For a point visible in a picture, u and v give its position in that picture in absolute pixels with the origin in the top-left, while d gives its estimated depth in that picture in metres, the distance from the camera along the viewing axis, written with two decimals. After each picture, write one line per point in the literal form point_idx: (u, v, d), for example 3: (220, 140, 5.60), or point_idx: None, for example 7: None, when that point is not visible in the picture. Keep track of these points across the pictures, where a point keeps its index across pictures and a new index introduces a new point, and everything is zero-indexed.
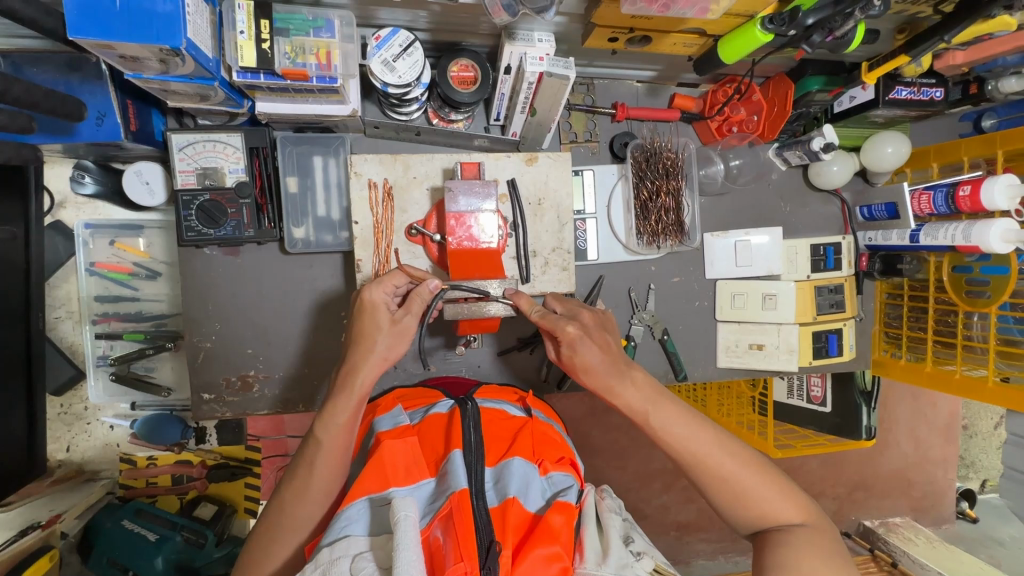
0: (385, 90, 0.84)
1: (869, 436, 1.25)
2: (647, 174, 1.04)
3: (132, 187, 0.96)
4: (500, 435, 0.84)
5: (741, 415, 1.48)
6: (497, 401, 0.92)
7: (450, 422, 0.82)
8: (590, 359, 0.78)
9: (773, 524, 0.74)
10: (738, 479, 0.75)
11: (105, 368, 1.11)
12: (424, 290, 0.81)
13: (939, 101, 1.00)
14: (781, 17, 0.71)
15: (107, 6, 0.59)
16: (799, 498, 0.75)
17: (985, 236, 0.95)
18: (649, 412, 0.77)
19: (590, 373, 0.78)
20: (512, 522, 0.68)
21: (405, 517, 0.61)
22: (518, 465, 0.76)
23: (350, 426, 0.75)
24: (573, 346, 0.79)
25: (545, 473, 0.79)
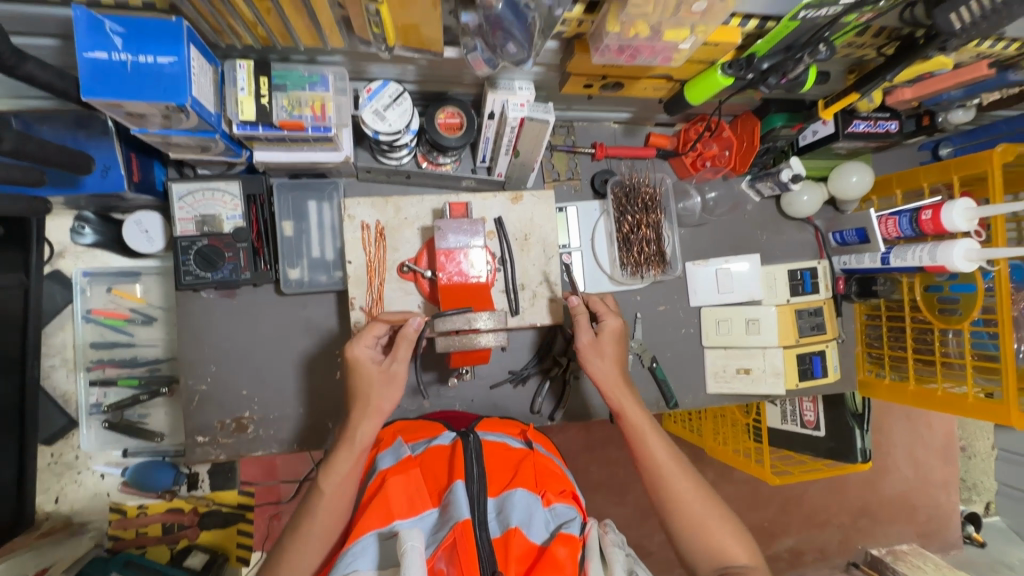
0: (376, 138, 0.90)
1: (865, 459, 1.25)
2: (628, 209, 1.09)
3: (132, 236, 0.99)
4: (502, 466, 0.84)
5: (738, 442, 1.51)
6: (499, 434, 0.91)
7: (453, 454, 0.82)
8: (611, 351, 0.91)
9: (729, 563, 0.76)
10: (700, 508, 0.79)
11: (99, 416, 1.12)
12: (409, 329, 0.83)
13: (894, 133, 1.07)
14: (739, 63, 0.77)
15: (119, 69, 0.64)
16: (753, 546, 0.78)
17: (950, 256, 1.00)
18: (642, 425, 0.86)
19: (609, 362, 0.90)
20: (514, 551, 0.70)
21: (412, 547, 0.63)
22: (521, 496, 0.77)
23: (352, 476, 0.79)
24: (606, 337, 0.91)
25: (548, 505, 0.79)
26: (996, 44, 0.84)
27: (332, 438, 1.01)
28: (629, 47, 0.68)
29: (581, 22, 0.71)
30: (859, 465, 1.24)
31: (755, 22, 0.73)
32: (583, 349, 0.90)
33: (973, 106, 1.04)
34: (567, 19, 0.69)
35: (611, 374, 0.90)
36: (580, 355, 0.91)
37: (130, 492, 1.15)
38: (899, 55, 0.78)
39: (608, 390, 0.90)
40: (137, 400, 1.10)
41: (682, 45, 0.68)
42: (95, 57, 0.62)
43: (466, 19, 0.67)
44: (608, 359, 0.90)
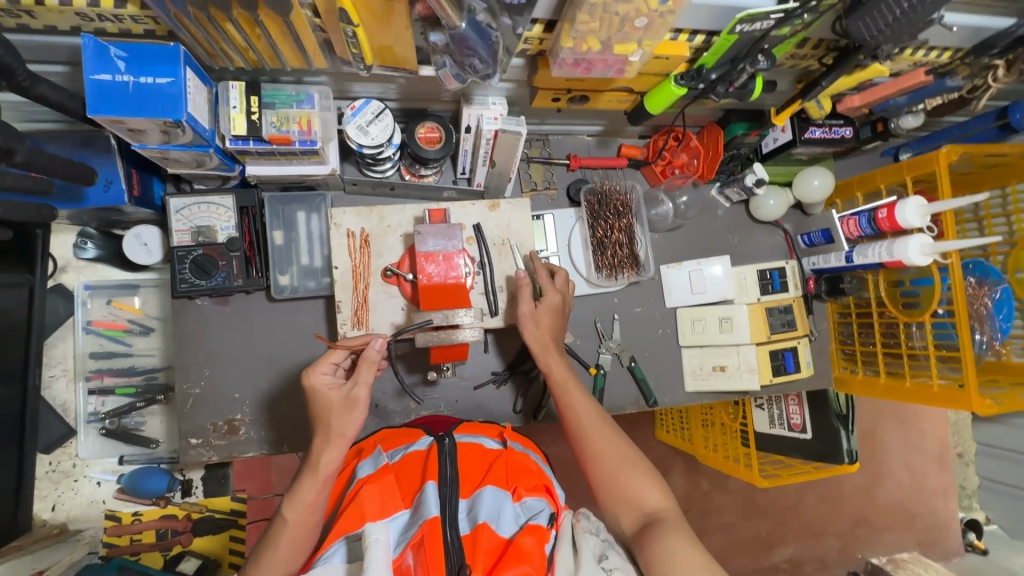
0: (360, 151, 0.96)
1: (852, 460, 1.30)
2: (601, 215, 1.15)
3: (132, 249, 1.05)
4: (475, 464, 0.86)
5: (729, 449, 1.54)
6: (475, 435, 0.94)
7: (428, 458, 0.86)
8: (547, 322, 0.98)
9: (642, 509, 0.79)
10: (616, 456, 0.84)
11: (96, 424, 1.16)
12: (370, 353, 0.86)
13: (849, 138, 1.15)
14: (690, 74, 0.85)
15: (121, 89, 0.70)
16: (669, 495, 0.81)
17: (906, 250, 1.06)
18: (567, 383, 0.92)
19: (543, 330, 0.97)
20: (482, 546, 0.72)
21: (377, 539, 0.65)
22: (491, 493, 0.79)
23: (317, 502, 0.78)
24: (545, 308, 0.98)
25: (518, 500, 0.81)
26: (929, 52, 0.92)
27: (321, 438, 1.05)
28: (584, 60, 0.76)
29: (542, 40, 0.78)
30: (847, 466, 1.29)
31: (701, 37, 0.81)
32: (522, 316, 0.97)
33: (921, 111, 1.08)
34: (528, 37, 0.76)
35: (542, 338, 0.97)
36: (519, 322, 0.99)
37: (126, 498, 1.18)
38: (837, 63, 0.85)
39: (539, 353, 0.96)
40: (133, 408, 1.15)
41: (631, 57, 0.75)
42: (100, 79, 0.69)
43: (435, 39, 0.74)
44: (540, 323, 0.98)
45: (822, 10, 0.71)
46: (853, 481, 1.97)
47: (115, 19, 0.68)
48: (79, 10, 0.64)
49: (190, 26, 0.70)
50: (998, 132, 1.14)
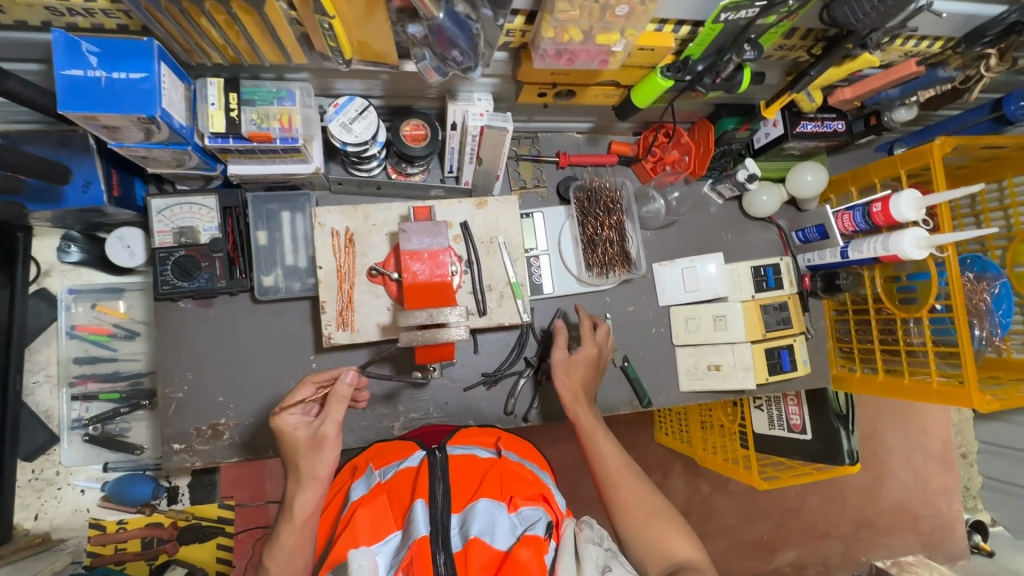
0: (344, 149, 0.95)
1: (853, 461, 1.28)
2: (590, 212, 1.13)
3: (115, 251, 1.03)
4: (469, 478, 0.85)
5: (728, 451, 1.52)
6: (468, 447, 0.94)
7: (418, 475, 0.85)
8: (579, 372, 1.00)
9: (671, 558, 0.77)
10: (644, 506, 0.82)
11: (80, 430, 1.14)
12: (338, 390, 0.80)
13: (842, 132, 1.13)
14: (676, 66, 0.83)
15: (93, 85, 0.69)
16: (699, 544, 0.78)
17: (901, 245, 1.04)
18: (595, 431, 0.92)
19: (574, 378, 0.99)
20: (475, 562, 0.71)
21: (359, 566, 0.65)
22: (484, 506, 0.78)
23: (301, 546, 0.75)
24: (580, 359, 1.00)
25: (514, 510, 0.80)
26: (920, 43, 0.90)
27: None
28: (566, 52, 0.75)
29: (524, 32, 0.77)
30: (848, 467, 1.27)
31: (687, 28, 0.79)
32: (555, 364, 1.00)
33: (915, 103, 1.06)
34: (510, 28, 0.75)
35: (574, 388, 0.98)
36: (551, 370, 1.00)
37: (110, 506, 1.16)
38: (825, 53, 0.84)
39: (568, 402, 0.97)
40: (117, 413, 1.13)
41: (614, 48, 0.73)
42: (72, 75, 0.68)
43: (413, 30, 0.72)
44: (574, 372, 1.00)
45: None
46: (856, 482, 1.94)
47: (86, 13, 0.66)
48: (48, 5, 0.63)
49: (164, 20, 0.68)
50: (993, 124, 1.12)
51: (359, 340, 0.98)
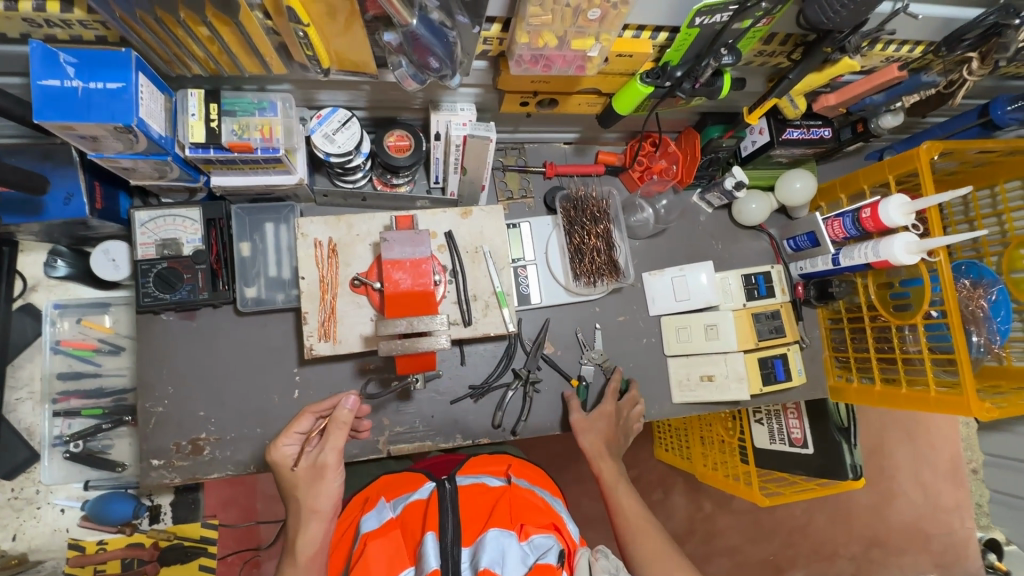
0: (327, 160, 0.95)
1: (856, 475, 1.26)
2: (576, 222, 1.13)
3: (99, 264, 1.04)
4: (479, 509, 0.87)
5: (729, 468, 1.49)
6: (477, 476, 0.96)
7: (428, 507, 0.87)
8: (601, 428, 1.07)
9: None
10: (665, 558, 0.87)
11: (61, 447, 1.12)
12: (338, 417, 0.79)
13: (828, 139, 1.12)
14: (655, 71, 0.83)
15: (70, 94, 0.69)
16: None
17: (892, 250, 1.02)
18: (617, 485, 0.98)
19: (596, 435, 1.06)
20: None
21: None
22: (495, 535, 0.79)
23: None
24: (599, 416, 1.08)
25: (526, 538, 0.81)
26: (900, 48, 0.91)
27: None
28: (541, 57, 0.75)
29: (501, 40, 0.77)
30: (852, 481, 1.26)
31: (665, 34, 0.80)
32: (575, 423, 1.07)
33: (901, 110, 1.06)
34: (486, 36, 0.76)
35: (595, 446, 1.04)
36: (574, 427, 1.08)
37: (90, 526, 1.13)
38: (804, 57, 0.84)
39: (591, 458, 1.03)
40: (99, 430, 1.11)
41: (590, 53, 0.73)
42: (48, 85, 0.68)
43: (389, 38, 0.72)
44: (594, 430, 1.06)
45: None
46: (863, 500, 1.89)
47: (63, 24, 0.67)
48: (25, 15, 0.64)
49: (139, 30, 0.68)
50: (981, 129, 1.12)
51: (342, 351, 0.96)
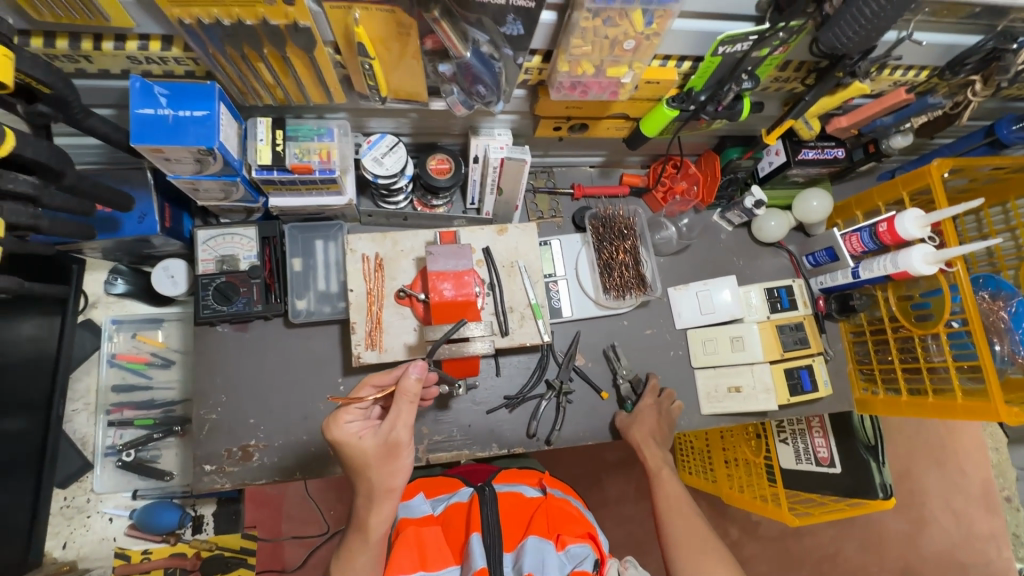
0: (375, 181, 1.02)
1: (886, 494, 1.30)
2: (605, 238, 1.19)
3: (159, 281, 1.10)
4: (517, 516, 0.93)
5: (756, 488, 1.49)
6: (514, 484, 0.99)
7: (470, 509, 0.92)
8: (646, 420, 1.12)
9: None
10: (694, 543, 0.96)
11: (113, 457, 1.17)
12: (406, 389, 0.78)
13: (842, 159, 1.18)
14: (681, 96, 0.91)
15: (161, 121, 0.77)
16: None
17: (910, 260, 1.07)
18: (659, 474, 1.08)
19: (643, 428, 1.11)
20: None
21: None
22: (535, 542, 0.85)
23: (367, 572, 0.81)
24: (642, 409, 1.13)
25: (562, 547, 0.87)
26: (907, 72, 0.98)
27: (334, 463, 1.05)
28: (580, 84, 0.83)
29: (541, 70, 0.86)
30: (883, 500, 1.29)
31: (689, 63, 0.87)
32: (620, 423, 1.13)
33: (910, 130, 1.12)
34: (528, 67, 0.84)
35: (643, 439, 1.10)
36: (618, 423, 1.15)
37: (136, 535, 1.16)
38: (818, 81, 0.91)
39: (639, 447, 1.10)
40: (149, 439, 1.17)
41: (623, 79, 0.81)
42: (143, 113, 0.77)
43: (443, 69, 0.81)
44: (645, 425, 1.11)
45: (797, 30, 0.76)
46: (894, 526, 1.85)
47: (160, 61, 0.76)
48: (130, 54, 0.73)
49: (226, 65, 0.77)
50: (989, 148, 1.18)
51: (387, 359, 1.02)
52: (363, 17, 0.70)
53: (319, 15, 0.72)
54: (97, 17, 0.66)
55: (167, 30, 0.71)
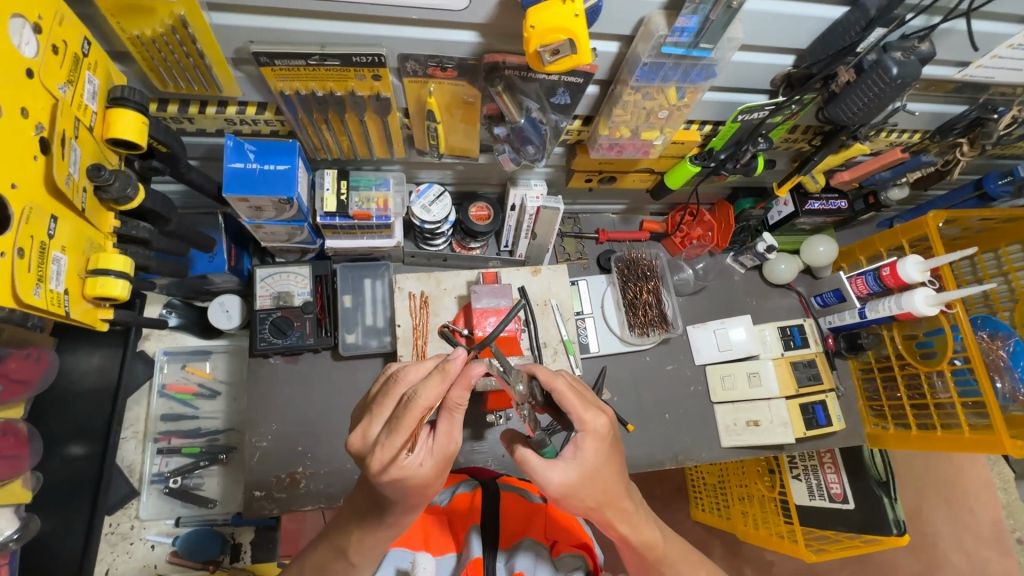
0: (422, 226, 1.12)
1: (900, 530, 1.34)
2: (629, 279, 1.29)
3: (215, 316, 1.18)
4: (520, 515, 0.94)
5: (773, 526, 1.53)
6: (517, 487, 1.00)
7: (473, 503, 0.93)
8: (596, 471, 0.73)
9: None
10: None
11: (159, 484, 1.22)
12: (455, 398, 0.67)
13: (846, 209, 1.27)
14: (703, 154, 1.03)
15: (250, 175, 0.87)
16: None
17: (913, 302, 1.17)
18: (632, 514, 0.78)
19: (595, 486, 0.73)
20: None
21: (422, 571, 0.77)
22: (529, 544, 0.87)
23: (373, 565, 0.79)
24: (583, 455, 0.73)
25: (556, 554, 0.87)
26: (902, 134, 1.10)
27: None
28: (617, 145, 0.94)
29: (581, 132, 0.97)
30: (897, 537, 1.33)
31: (709, 126, 1.00)
32: (559, 493, 0.73)
33: (906, 184, 1.22)
34: (569, 130, 0.95)
35: (599, 500, 0.74)
36: (556, 494, 0.73)
37: (178, 561, 1.18)
38: (825, 143, 1.01)
39: (602, 507, 0.75)
40: (195, 467, 1.22)
41: (655, 141, 0.92)
42: (235, 166, 0.87)
43: (498, 131, 0.92)
44: (591, 482, 0.73)
45: (808, 102, 0.87)
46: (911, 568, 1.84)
47: (252, 123, 0.87)
48: (228, 117, 0.84)
49: (309, 127, 0.88)
50: (978, 201, 1.29)
51: None
52: (436, 89, 0.81)
53: (398, 86, 0.84)
54: (212, 87, 0.77)
55: (265, 97, 0.83)
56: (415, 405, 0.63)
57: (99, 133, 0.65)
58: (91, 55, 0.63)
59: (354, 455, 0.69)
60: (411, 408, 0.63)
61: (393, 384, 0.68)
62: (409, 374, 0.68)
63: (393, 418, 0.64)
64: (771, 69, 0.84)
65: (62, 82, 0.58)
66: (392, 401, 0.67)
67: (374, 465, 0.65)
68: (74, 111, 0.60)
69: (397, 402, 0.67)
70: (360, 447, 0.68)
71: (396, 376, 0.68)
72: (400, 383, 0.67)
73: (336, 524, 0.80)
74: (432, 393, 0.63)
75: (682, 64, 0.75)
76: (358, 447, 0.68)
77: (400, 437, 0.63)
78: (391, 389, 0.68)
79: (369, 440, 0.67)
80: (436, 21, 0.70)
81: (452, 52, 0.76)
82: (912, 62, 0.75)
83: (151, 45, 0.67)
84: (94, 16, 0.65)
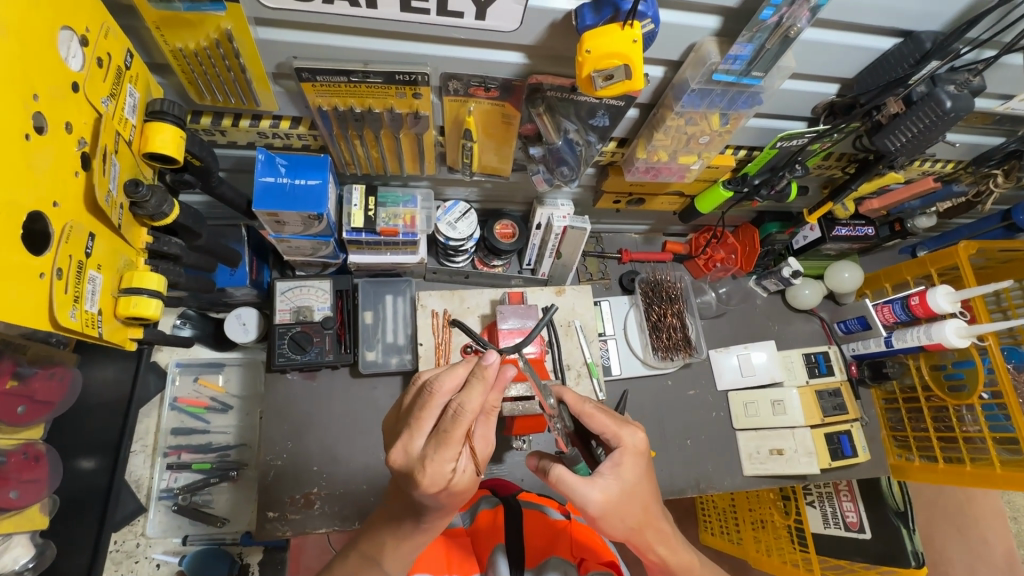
0: (447, 243, 1.10)
1: (920, 563, 1.28)
2: (653, 301, 1.26)
3: (231, 328, 1.14)
4: (544, 535, 0.87)
5: (784, 553, 1.47)
6: (539, 504, 0.95)
7: (496, 523, 0.87)
8: (637, 488, 0.72)
9: None
10: None
11: (167, 500, 1.18)
12: (491, 400, 0.66)
13: (873, 236, 1.25)
14: (737, 179, 1.01)
15: (281, 190, 0.85)
16: None
17: (944, 333, 1.14)
18: (670, 538, 0.77)
19: (637, 505, 0.72)
20: None
21: None
22: (556, 561, 0.82)
23: None
24: (625, 472, 0.72)
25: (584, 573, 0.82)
26: (934, 163, 1.10)
27: None
28: (653, 168, 0.93)
29: (615, 154, 0.96)
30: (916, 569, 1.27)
31: (744, 151, 0.98)
32: (600, 511, 0.71)
33: (934, 214, 1.22)
34: (604, 151, 0.94)
35: (638, 520, 0.73)
36: (598, 514, 0.71)
37: None
38: (861, 172, 0.97)
39: (642, 527, 0.74)
40: (205, 484, 1.19)
41: (692, 166, 0.91)
42: (265, 180, 0.85)
43: (533, 151, 0.91)
44: (632, 499, 0.72)
45: (850, 131, 0.86)
46: None
47: (285, 137, 0.86)
48: (261, 130, 0.83)
49: (341, 142, 0.86)
50: (1005, 231, 1.28)
51: None
52: (476, 109, 0.80)
53: (437, 104, 0.82)
54: (249, 100, 0.76)
55: (300, 112, 0.82)
56: (462, 417, 0.60)
57: (137, 147, 0.63)
58: (133, 68, 0.62)
59: (396, 472, 0.65)
60: (459, 422, 0.60)
61: (428, 395, 0.63)
62: (443, 384, 0.63)
63: (440, 432, 0.61)
64: (815, 98, 0.83)
65: (105, 96, 0.57)
66: (431, 413, 0.63)
67: (426, 483, 0.61)
68: (115, 125, 0.59)
69: (435, 413, 0.63)
70: (402, 463, 0.64)
71: (430, 387, 0.63)
72: (436, 395, 0.63)
73: (362, 552, 0.77)
74: (477, 402, 0.60)
75: (730, 91, 0.74)
76: (400, 463, 0.64)
77: (450, 451, 0.60)
78: (428, 401, 0.63)
79: (413, 455, 0.63)
80: (482, 41, 0.69)
81: (495, 73, 0.75)
82: (965, 96, 0.74)
83: (193, 58, 0.66)
84: (137, 28, 0.64)
